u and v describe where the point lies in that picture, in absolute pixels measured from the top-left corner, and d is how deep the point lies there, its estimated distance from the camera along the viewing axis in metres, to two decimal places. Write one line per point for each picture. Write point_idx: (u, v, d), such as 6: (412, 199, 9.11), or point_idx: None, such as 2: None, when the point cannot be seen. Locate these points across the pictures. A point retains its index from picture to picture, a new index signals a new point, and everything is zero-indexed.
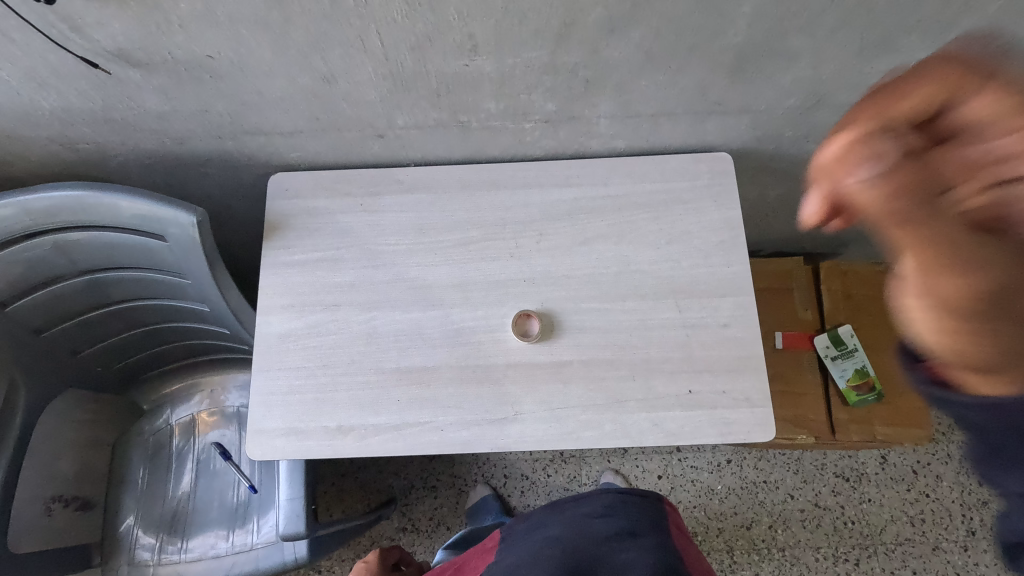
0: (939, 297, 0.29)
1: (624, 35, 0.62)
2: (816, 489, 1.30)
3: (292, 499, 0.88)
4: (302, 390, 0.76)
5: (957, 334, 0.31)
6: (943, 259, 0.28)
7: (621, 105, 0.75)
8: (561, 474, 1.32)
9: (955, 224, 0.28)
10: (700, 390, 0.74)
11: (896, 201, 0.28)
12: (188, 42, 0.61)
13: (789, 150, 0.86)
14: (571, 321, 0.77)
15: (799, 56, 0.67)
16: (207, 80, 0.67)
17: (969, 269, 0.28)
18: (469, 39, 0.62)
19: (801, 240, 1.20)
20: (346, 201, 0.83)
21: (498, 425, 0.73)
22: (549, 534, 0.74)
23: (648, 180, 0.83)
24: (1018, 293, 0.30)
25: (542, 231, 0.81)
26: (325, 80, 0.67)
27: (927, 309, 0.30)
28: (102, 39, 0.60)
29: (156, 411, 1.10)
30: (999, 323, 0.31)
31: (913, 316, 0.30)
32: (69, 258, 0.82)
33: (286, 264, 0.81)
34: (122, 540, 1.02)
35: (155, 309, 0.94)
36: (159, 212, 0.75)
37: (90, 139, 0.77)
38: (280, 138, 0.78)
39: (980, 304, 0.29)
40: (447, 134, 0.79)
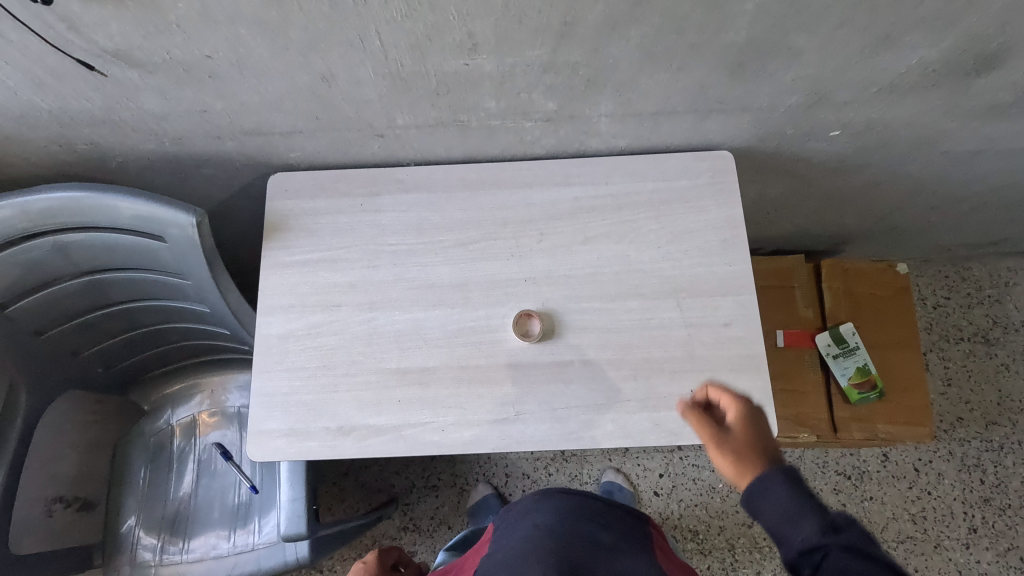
0: (733, 457, 0.62)
1: (624, 34, 0.62)
2: (817, 488, 1.29)
3: (293, 500, 0.88)
4: (302, 392, 0.76)
5: (748, 467, 0.61)
6: (728, 447, 0.63)
7: (622, 104, 0.74)
8: (562, 473, 1.32)
9: (720, 434, 0.65)
10: (703, 389, 0.74)
11: (703, 427, 0.68)
12: (186, 43, 0.61)
13: (791, 149, 0.86)
14: (572, 320, 0.77)
15: (801, 54, 0.66)
16: (205, 81, 0.67)
17: (732, 445, 0.63)
18: (468, 38, 0.61)
19: (802, 237, 1.20)
20: (346, 201, 0.83)
21: (499, 426, 0.73)
22: (539, 522, 0.71)
23: (649, 179, 0.83)
24: (761, 444, 0.62)
25: (543, 231, 0.81)
26: (324, 80, 0.67)
27: (730, 462, 0.62)
28: (100, 40, 0.60)
29: (155, 411, 1.09)
30: (759, 454, 0.62)
31: (727, 467, 0.62)
32: (68, 259, 0.82)
33: (286, 264, 0.81)
34: (123, 540, 1.02)
35: (154, 310, 0.93)
36: (158, 213, 0.75)
37: (88, 140, 0.76)
38: (279, 138, 0.78)
39: (748, 452, 0.62)
40: (447, 133, 0.79)
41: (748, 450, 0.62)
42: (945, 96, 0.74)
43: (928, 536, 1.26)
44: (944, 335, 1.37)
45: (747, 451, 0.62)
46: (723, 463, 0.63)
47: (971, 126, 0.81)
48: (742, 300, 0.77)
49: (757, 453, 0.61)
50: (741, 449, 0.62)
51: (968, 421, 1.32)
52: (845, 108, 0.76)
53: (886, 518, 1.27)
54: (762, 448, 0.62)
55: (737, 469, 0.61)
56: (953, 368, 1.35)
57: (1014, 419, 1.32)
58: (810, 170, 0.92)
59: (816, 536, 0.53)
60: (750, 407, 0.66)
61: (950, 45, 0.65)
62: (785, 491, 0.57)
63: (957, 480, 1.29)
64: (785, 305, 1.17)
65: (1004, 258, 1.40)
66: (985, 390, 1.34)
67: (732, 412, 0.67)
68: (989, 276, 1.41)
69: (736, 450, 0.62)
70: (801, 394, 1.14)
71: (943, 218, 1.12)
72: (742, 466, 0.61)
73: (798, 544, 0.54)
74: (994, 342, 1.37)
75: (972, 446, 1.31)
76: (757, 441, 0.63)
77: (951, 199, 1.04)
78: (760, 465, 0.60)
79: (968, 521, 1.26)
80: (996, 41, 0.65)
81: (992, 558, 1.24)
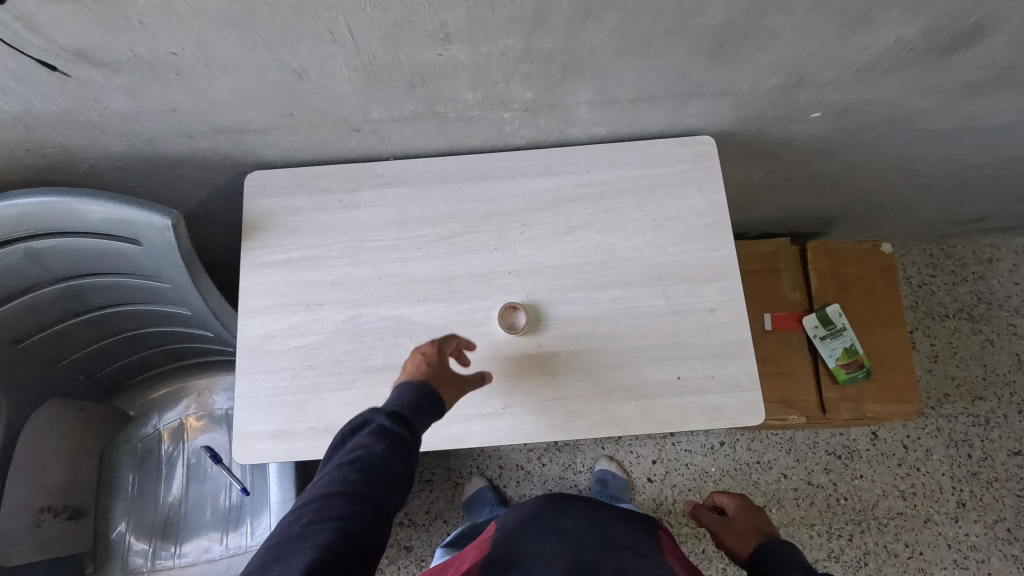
0: (738, 534, 0.84)
1: (599, 19, 0.61)
2: (808, 468, 1.31)
3: (283, 501, 0.90)
4: (287, 392, 0.75)
5: (746, 538, 0.82)
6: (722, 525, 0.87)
7: (600, 91, 0.73)
8: (555, 463, 1.33)
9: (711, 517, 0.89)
10: (690, 376, 0.74)
11: (712, 520, 0.89)
12: (150, 40, 0.59)
13: (772, 132, 0.86)
14: (556, 311, 0.77)
15: (779, 35, 0.66)
16: (174, 79, 0.65)
17: (735, 526, 0.85)
18: (441, 28, 0.60)
19: (787, 220, 1.20)
20: (326, 198, 0.82)
21: (487, 419, 0.73)
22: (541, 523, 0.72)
23: (631, 166, 0.82)
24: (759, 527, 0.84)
25: (526, 222, 0.80)
26: (296, 75, 0.66)
27: (741, 542, 0.82)
28: (61, 40, 0.58)
29: (143, 416, 1.08)
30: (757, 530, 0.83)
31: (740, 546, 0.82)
32: (42, 265, 0.80)
33: (265, 264, 0.80)
34: (114, 547, 1.01)
35: (135, 315, 0.92)
36: (132, 216, 0.73)
37: (56, 143, 0.74)
38: (254, 135, 0.77)
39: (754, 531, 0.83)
40: (425, 125, 0.77)
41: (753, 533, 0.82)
42: (923, 74, 0.74)
43: (917, 511, 1.27)
44: (929, 312, 1.39)
45: (750, 530, 0.83)
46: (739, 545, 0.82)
47: (950, 104, 0.81)
48: (727, 286, 0.77)
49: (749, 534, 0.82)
50: (746, 530, 0.83)
51: (955, 397, 1.33)
52: (826, 89, 0.76)
53: (876, 495, 1.29)
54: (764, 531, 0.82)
55: (733, 543, 0.83)
56: (939, 345, 1.37)
57: (999, 393, 1.34)
58: (793, 153, 0.92)
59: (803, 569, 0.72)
60: (750, 504, 0.89)
61: (927, 23, 0.65)
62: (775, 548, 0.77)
63: (944, 455, 1.30)
64: (771, 288, 1.17)
65: (987, 235, 1.41)
66: (971, 365, 1.35)
67: (737, 509, 0.88)
68: (973, 253, 1.42)
69: (744, 531, 0.83)
70: (790, 376, 1.14)
71: (925, 197, 1.12)
72: (741, 541, 0.82)
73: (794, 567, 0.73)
74: (979, 318, 1.38)
75: (959, 421, 1.32)
76: (753, 522, 0.85)
77: (933, 177, 1.04)
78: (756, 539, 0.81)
79: (957, 495, 1.28)
80: (973, 18, 0.65)
81: (981, 531, 1.26)
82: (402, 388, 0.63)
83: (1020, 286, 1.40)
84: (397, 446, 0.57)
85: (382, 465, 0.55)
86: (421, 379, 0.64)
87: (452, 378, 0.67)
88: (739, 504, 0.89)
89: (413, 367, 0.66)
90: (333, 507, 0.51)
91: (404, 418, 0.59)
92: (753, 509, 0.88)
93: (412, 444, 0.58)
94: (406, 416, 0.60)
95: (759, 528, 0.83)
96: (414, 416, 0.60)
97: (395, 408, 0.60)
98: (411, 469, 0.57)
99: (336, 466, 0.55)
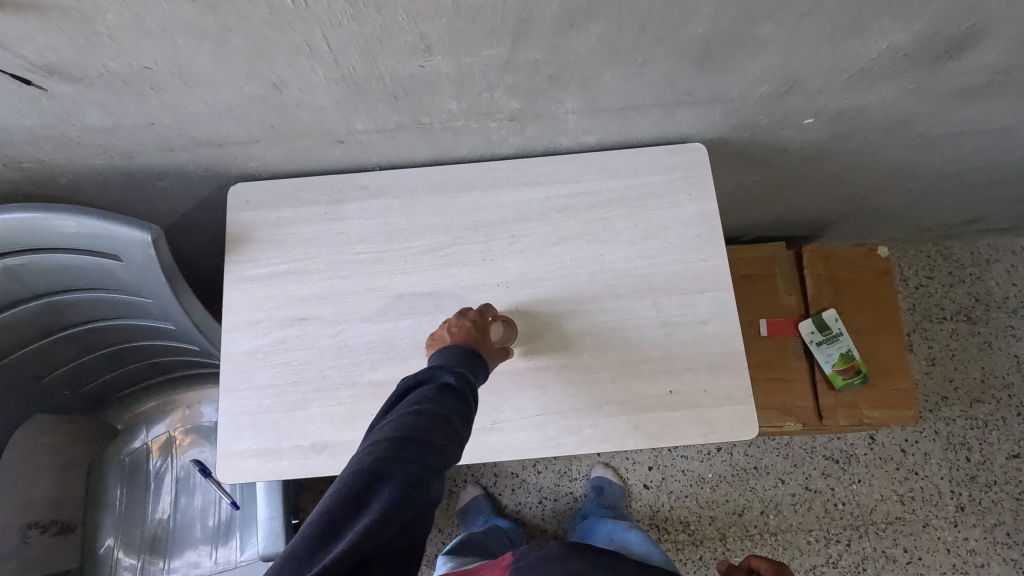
0: None
1: (583, 29, 0.60)
2: (806, 473, 1.29)
3: (271, 518, 0.89)
4: (272, 410, 0.73)
5: None
6: None
7: (588, 100, 0.72)
8: (551, 470, 1.31)
9: None
10: (682, 389, 0.73)
11: None
12: (122, 55, 0.58)
13: (765, 138, 0.84)
14: (546, 324, 0.75)
15: (769, 43, 0.64)
16: (149, 93, 0.64)
17: None
18: (421, 39, 0.59)
19: (782, 224, 1.18)
20: (311, 210, 0.80)
21: (475, 436, 0.71)
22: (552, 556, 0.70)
23: (621, 175, 0.81)
24: None
25: (514, 233, 0.79)
26: (275, 87, 0.64)
27: None
28: (29, 55, 0.57)
29: (130, 430, 1.07)
30: None
31: None
32: (21, 282, 0.79)
33: (249, 278, 0.78)
34: (103, 562, 1.00)
35: (119, 330, 0.90)
36: (111, 231, 0.72)
37: (33, 157, 0.73)
38: (235, 148, 0.75)
39: None
40: (410, 135, 0.76)
41: None
42: (917, 80, 0.73)
43: (916, 516, 1.26)
44: (927, 315, 1.37)
45: None
46: None
47: (945, 109, 0.80)
48: (719, 297, 0.75)
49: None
50: None
51: (953, 400, 1.32)
52: (818, 95, 0.75)
53: (874, 500, 1.27)
54: None
55: None
56: (937, 348, 1.35)
57: (997, 396, 1.32)
58: (786, 158, 0.91)
59: None
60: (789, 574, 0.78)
61: (921, 29, 0.63)
62: None
63: (943, 459, 1.29)
64: (767, 294, 1.16)
65: (984, 236, 1.40)
66: (970, 368, 1.34)
67: None
68: (970, 254, 1.40)
69: None
70: (786, 382, 1.13)
71: (921, 200, 1.11)
72: None
73: None
74: (977, 320, 1.37)
75: (957, 425, 1.31)
76: None
77: (929, 181, 1.03)
78: None
79: (956, 499, 1.27)
80: (967, 23, 0.63)
81: (980, 535, 1.25)
82: (453, 348, 0.65)
83: (1017, 287, 1.38)
84: (460, 403, 0.60)
85: (447, 418, 0.57)
86: (466, 345, 0.66)
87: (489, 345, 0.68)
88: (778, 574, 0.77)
89: (459, 332, 0.68)
90: (403, 452, 0.54)
91: (465, 377, 0.62)
92: None
93: (471, 403, 0.61)
94: (464, 375, 0.62)
95: None
96: (471, 376, 0.63)
97: (456, 367, 0.62)
98: (468, 426, 0.60)
99: (402, 414, 0.57)
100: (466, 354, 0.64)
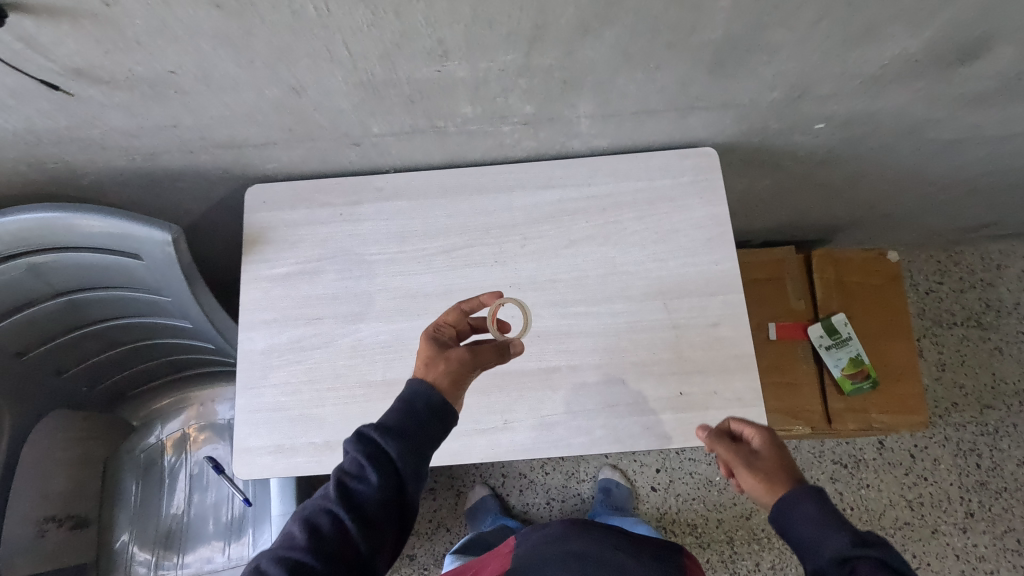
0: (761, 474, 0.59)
1: (598, 35, 0.61)
2: (814, 477, 1.29)
3: (283, 514, 0.91)
4: (287, 407, 0.75)
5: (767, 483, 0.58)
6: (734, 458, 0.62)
7: (601, 105, 0.73)
8: (559, 472, 1.32)
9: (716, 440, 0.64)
10: (692, 391, 0.73)
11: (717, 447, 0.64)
12: (149, 60, 0.59)
13: (776, 142, 0.85)
14: (556, 326, 0.76)
15: (780, 49, 0.65)
16: (172, 97, 0.65)
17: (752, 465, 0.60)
18: (438, 45, 0.60)
19: (791, 229, 1.19)
20: (326, 212, 0.82)
21: (487, 435, 0.72)
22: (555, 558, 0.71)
23: (632, 179, 0.81)
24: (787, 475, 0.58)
25: (526, 235, 0.80)
26: (295, 91, 0.65)
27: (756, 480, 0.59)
28: (59, 59, 0.58)
29: (146, 427, 1.08)
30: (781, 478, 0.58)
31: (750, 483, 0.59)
32: (44, 280, 0.80)
33: (266, 278, 0.80)
34: (117, 557, 1.01)
35: (137, 328, 0.92)
36: (132, 230, 0.73)
37: (57, 158, 0.74)
38: (253, 150, 0.77)
39: (784, 478, 0.58)
40: (425, 139, 0.77)
41: (773, 476, 0.58)
42: (928, 85, 0.73)
43: (925, 522, 1.26)
44: (937, 320, 1.37)
45: (773, 475, 0.58)
46: (751, 484, 0.59)
47: (956, 114, 0.80)
48: (729, 300, 0.76)
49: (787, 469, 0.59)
50: (767, 472, 0.59)
51: (963, 406, 1.32)
52: (830, 101, 0.75)
53: (883, 505, 1.27)
54: (790, 474, 0.58)
55: (749, 483, 0.60)
56: (946, 353, 1.35)
57: (1008, 402, 1.32)
58: (796, 163, 0.91)
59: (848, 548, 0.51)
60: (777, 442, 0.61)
61: (932, 35, 0.64)
62: (814, 509, 0.54)
63: (952, 465, 1.29)
64: (776, 297, 1.16)
65: (994, 241, 1.40)
66: (980, 374, 1.34)
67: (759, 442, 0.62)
68: (981, 259, 1.40)
69: (763, 475, 0.59)
70: (794, 385, 1.13)
71: (932, 206, 1.11)
72: (758, 482, 0.59)
73: (829, 556, 0.52)
74: (987, 326, 1.37)
75: (967, 431, 1.31)
76: (779, 462, 0.60)
77: (939, 186, 1.03)
78: (788, 484, 0.57)
79: (965, 505, 1.26)
80: (978, 30, 0.64)
81: (990, 542, 1.24)
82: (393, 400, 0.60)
83: None
84: (362, 489, 0.56)
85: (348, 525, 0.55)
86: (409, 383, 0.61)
87: (444, 370, 0.61)
88: (768, 441, 0.62)
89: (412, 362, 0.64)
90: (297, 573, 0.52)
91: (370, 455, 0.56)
92: (782, 445, 0.61)
93: (378, 486, 0.55)
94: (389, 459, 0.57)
95: (785, 470, 0.59)
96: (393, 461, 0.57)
97: (365, 443, 0.57)
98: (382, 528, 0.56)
99: (297, 517, 0.56)
100: (387, 420, 0.58)
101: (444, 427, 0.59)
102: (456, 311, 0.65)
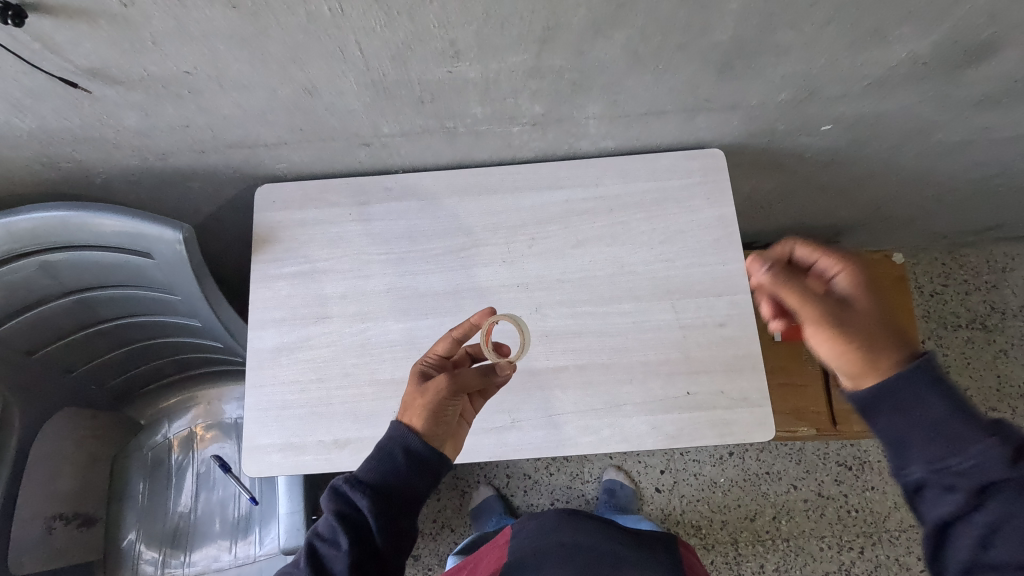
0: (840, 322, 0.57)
1: (609, 36, 0.61)
2: (818, 479, 1.29)
3: (292, 513, 0.93)
4: (296, 406, 0.75)
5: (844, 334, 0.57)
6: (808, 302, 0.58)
7: (609, 106, 0.73)
8: (563, 472, 1.32)
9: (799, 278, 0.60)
10: (699, 391, 0.73)
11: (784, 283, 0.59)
12: (164, 60, 0.60)
13: (783, 144, 0.85)
14: (564, 326, 0.77)
15: (789, 51, 0.66)
16: (186, 97, 0.66)
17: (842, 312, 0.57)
18: (450, 46, 0.60)
19: (797, 230, 1.19)
20: (335, 211, 0.82)
21: (495, 434, 0.73)
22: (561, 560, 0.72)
23: (639, 179, 0.82)
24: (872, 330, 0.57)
25: (534, 235, 0.80)
26: (307, 91, 0.66)
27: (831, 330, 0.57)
28: (76, 58, 0.59)
29: (153, 425, 1.09)
30: (865, 328, 0.57)
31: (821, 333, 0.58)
32: (55, 278, 0.81)
33: (275, 277, 0.80)
34: (125, 555, 1.02)
35: (146, 326, 0.93)
36: (145, 229, 0.74)
37: (71, 157, 0.75)
38: (264, 150, 0.77)
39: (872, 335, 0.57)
40: (434, 139, 0.78)
41: (865, 329, 0.57)
42: (935, 88, 0.74)
43: None
44: (942, 322, 1.37)
45: (868, 332, 0.56)
46: (823, 334, 0.58)
47: (963, 116, 0.81)
48: (736, 300, 0.77)
49: (887, 337, 0.57)
50: (862, 328, 0.57)
51: None
52: (837, 102, 0.76)
53: (888, 507, 1.27)
54: (883, 329, 0.57)
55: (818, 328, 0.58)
56: (951, 356, 1.35)
57: (1013, 404, 1.32)
58: (802, 165, 0.92)
59: (996, 468, 0.50)
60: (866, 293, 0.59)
61: (940, 38, 0.65)
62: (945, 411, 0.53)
63: None
64: None
65: (999, 243, 1.40)
66: (985, 376, 1.34)
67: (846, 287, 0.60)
68: (986, 262, 1.40)
69: (854, 329, 0.57)
70: (799, 386, 1.13)
71: (937, 208, 1.12)
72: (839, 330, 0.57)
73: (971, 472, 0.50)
74: (993, 328, 1.37)
75: None
76: (868, 314, 0.58)
77: (945, 188, 1.03)
78: (877, 342, 0.56)
79: None
80: (986, 32, 0.64)
81: None
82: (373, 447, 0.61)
83: None
84: (331, 554, 0.56)
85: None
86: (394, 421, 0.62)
87: (421, 407, 0.60)
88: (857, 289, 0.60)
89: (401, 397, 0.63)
90: None
91: (336, 516, 0.57)
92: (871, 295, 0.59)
93: (345, 548, 0.56)
94: (359, 516, 0.58)
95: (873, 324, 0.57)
96: (362, 516, 0.58)
97: (330, 507, 0.58)
98: None
99: None
100: (358, 476, 0.59)
101: (422, 470, 0.60)
102: (446, 339, 0.65)
